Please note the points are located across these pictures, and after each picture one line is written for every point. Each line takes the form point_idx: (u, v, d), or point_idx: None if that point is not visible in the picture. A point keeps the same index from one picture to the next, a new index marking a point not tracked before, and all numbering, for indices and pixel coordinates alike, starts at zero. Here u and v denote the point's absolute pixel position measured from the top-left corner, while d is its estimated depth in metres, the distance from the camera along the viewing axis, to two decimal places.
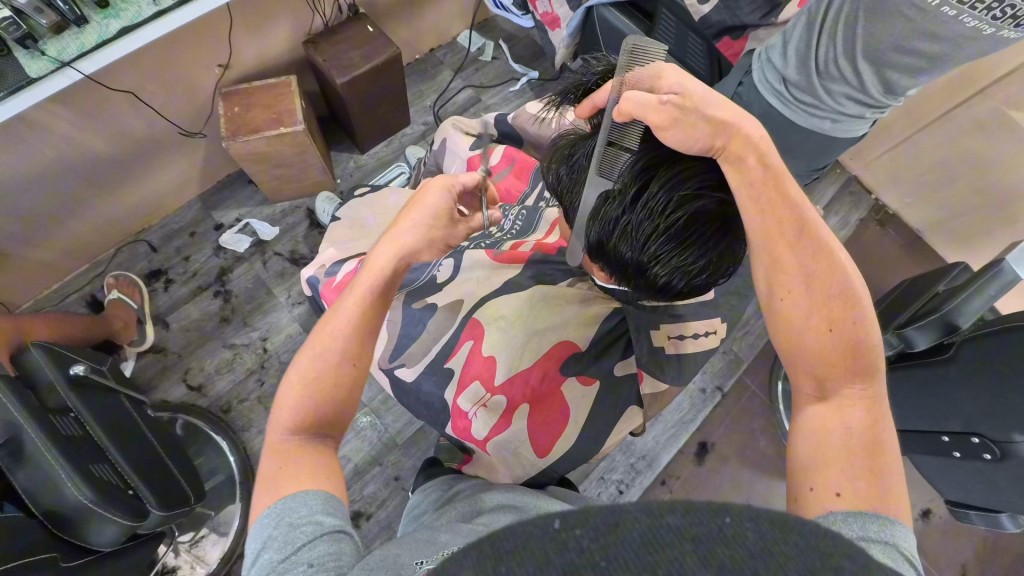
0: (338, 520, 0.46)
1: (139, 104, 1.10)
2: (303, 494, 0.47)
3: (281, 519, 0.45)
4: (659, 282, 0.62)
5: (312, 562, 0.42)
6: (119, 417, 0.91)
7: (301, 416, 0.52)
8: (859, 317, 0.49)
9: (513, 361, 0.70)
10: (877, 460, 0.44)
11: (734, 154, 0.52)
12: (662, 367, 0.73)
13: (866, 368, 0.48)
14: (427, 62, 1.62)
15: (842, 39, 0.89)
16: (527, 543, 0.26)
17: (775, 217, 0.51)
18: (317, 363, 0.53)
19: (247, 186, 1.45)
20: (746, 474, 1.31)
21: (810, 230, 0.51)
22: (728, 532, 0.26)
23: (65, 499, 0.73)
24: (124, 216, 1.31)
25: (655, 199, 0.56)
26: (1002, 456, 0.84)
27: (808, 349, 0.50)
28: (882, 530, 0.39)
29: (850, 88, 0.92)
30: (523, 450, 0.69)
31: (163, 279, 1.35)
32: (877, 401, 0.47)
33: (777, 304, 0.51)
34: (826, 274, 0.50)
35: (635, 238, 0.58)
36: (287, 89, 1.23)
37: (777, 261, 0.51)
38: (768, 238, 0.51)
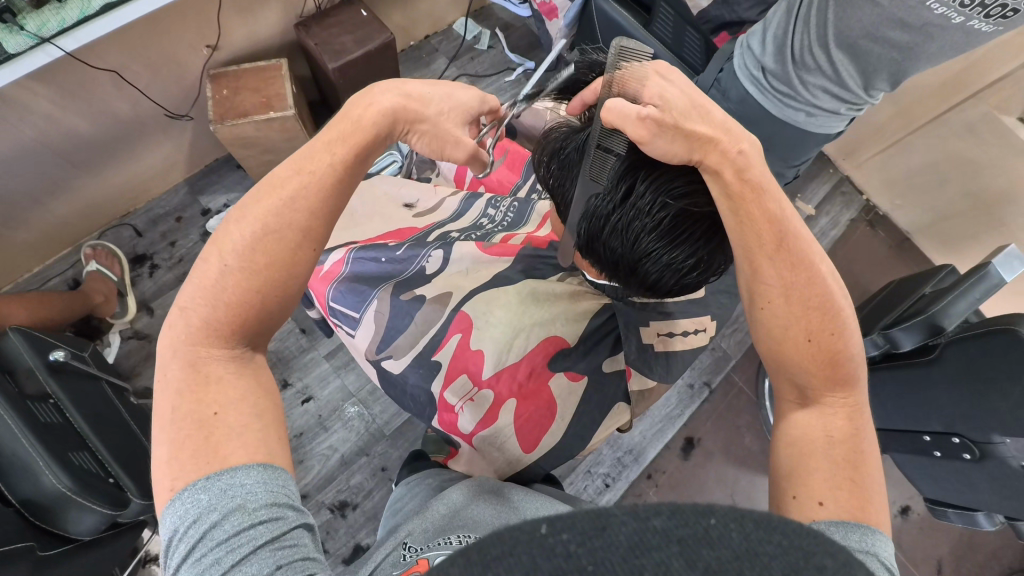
0: (298, 512, 0.42)
1: (124, 83, 1.07)
2: (260, 474, 0.42)
3: (237, 509, 0.39)
4: (650, 279, 0.62)
5: (279, 564, 0.38)
6: (100, 404, 0.89)
7: (240, 293, 0.47)
8: (838, 327, 0.49)
9: (500, 356, 0.70)
10: (858, 468, 0.44)
11: (710, 166, 0.50)
12: (651, 366, 0.72)
13: (846, 378, 0.49)
14: (422, 49, 1.59)
15: (814, 26, 0.89)
16: (515, 549, 0.26)
17: (753, 228, 0.50)
18: (272, 218, 0.48)
19: (236, 171, 1.42)
20: (731, 470, 1.33)
21: (790, 241, 0.49)
22: (714, 534, 0.26)
23: (43, 487, 0.71)
24: (109, 199, 1.28)
25: (641, 201, 0.55)
26: (981, 457, 0.88)
27: (787, 360, 0.49)
28: (864, 539, 0.40)
29: (825, 79, 0.92)
30: (509, 446, 0.69)
31: (148, 264, 1.32)
32: (857, 409, 0.48)
33: (757, 313, 0.50)
34: (806, 286, 0.49)
35: (625, 237, 0.58)
36: (277, 73, 1.20)
37: (754, 273, 0.50)
38: (747, 250, 0.50)
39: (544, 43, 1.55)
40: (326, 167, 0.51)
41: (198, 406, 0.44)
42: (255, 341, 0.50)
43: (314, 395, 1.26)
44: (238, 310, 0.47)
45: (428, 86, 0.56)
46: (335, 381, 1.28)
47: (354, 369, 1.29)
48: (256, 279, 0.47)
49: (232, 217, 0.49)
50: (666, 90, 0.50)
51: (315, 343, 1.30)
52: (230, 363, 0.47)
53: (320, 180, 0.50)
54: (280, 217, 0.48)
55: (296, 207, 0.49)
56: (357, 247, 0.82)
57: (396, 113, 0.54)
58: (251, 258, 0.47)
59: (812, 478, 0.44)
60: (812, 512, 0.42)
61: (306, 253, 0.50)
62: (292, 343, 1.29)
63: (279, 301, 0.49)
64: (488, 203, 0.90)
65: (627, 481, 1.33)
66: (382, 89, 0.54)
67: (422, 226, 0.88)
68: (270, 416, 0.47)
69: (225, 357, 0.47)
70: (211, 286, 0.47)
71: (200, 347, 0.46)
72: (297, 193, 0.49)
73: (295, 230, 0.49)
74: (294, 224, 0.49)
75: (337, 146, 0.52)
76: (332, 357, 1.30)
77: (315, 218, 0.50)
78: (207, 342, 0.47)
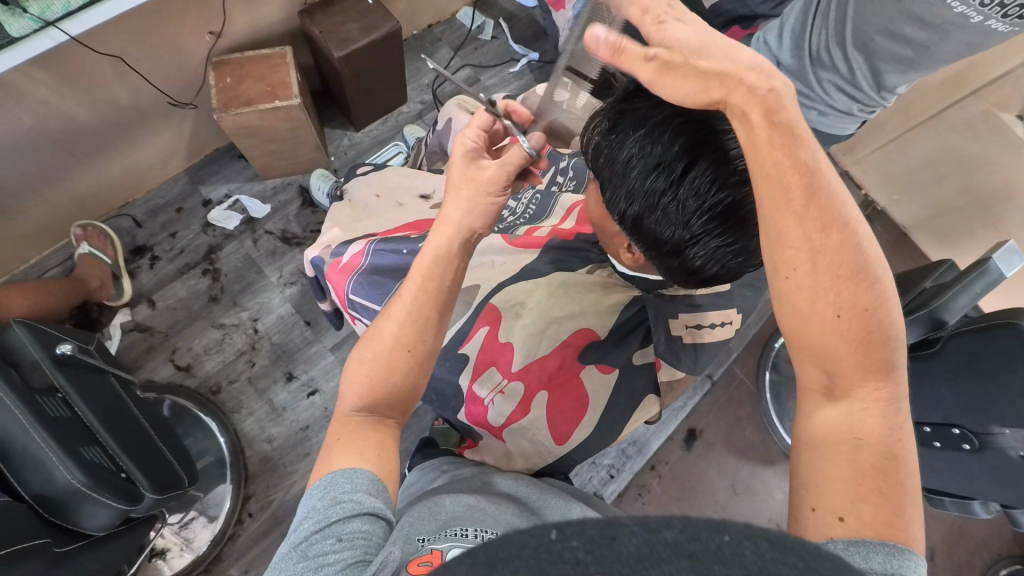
0: (377, 503, 0.46)
1: (125, 69, 1.04)
2: (350, 471, 0.47)
3: (325, 493, 0.46)
4: (691, 264, 0.58)
5: (341, 537, 0.43)
6: (110, 399, 0.87)
7: (366, 390, 0.53)
8: (873, 300, 0.44)
9: (531, 348, 0.71)
10: (887, 477, 0.42)
11: (736, 107, 0.45)
12: (679, 357, 0.73)
13: (880, 364, 0.45)
14: (424, 38, 1.57)
15: (833, 21, 0.91)
16: (522, 552, 0.27)
17: (780, 183, 0.44)
18: (378, 342, 0.53)
19: (237, 160, 1.40)
20: (731, 461, 1.35)
21: (821, 197, 0.44)
22: (726, 551, 0.26)
23: (57, 482, 0.70)
24: (106, 188, 1.25)
25: (700, 179, 0.52)
26: (980, 447, 0.90)
27: (811, 341, 0.46)
28: (888, 561, 0.38)
29: (839, 78, 0.94)
30: (540, 437, 0.69)
31: (148, 254, 1.30)
32: (889, 401, 0.45)
33: (780, 283, 0.46)
34: (836, 252, 0.44)
35: (677, 216, 0.55)
36: (281, 61, 1.18)
37: (779, 236, 0.45)
38: (772, 211, 0.45)
39: (550, 34, 1.54)
40: (415, 285, 0.55)
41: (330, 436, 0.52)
42: (387, 411, 0.54)
43: (319, 388, 1.25)
44: (371, 393, 0.53)
45: (471, 203, 0.57)
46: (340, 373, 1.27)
47: None
48: (372, 374, 0.53)
49: (358, 347, 0.55)
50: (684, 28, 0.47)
51: (319, 335, 1.29)
52: (356, 416, 0.53)
53: (417, 293, 0.55)
54: (389, 330, 0.54)
55: (400, 320, 0.54)
56: (377, 239, 0.80)
57: (458, 232, 0.57)
58: (364, 356, 0.54)
59: (833, 491, 0.42)
60: (831, 529, 0.41)
61: (405, 354, 0.53)
62: (296, 335, 1.28)
63: (392, 396, 0.53)
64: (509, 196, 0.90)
65: (629, 472, 1.35)
66: (448, 206, 0.57)
67: None
68: (378, 438, 0.52)
69: (356, 415, 0.53)
70: (345, 391, 0.54)
71: (342, 416, 0.53)
72: (404, 305, 0.54)
73: (395, 340, 0.53)
74: (395, 331, 0.53)
75: (418, 263, 0.56)
76: (337, 349, 1.29)
77: (409, 327, 0.54)
78: (344, 412, 0.53)
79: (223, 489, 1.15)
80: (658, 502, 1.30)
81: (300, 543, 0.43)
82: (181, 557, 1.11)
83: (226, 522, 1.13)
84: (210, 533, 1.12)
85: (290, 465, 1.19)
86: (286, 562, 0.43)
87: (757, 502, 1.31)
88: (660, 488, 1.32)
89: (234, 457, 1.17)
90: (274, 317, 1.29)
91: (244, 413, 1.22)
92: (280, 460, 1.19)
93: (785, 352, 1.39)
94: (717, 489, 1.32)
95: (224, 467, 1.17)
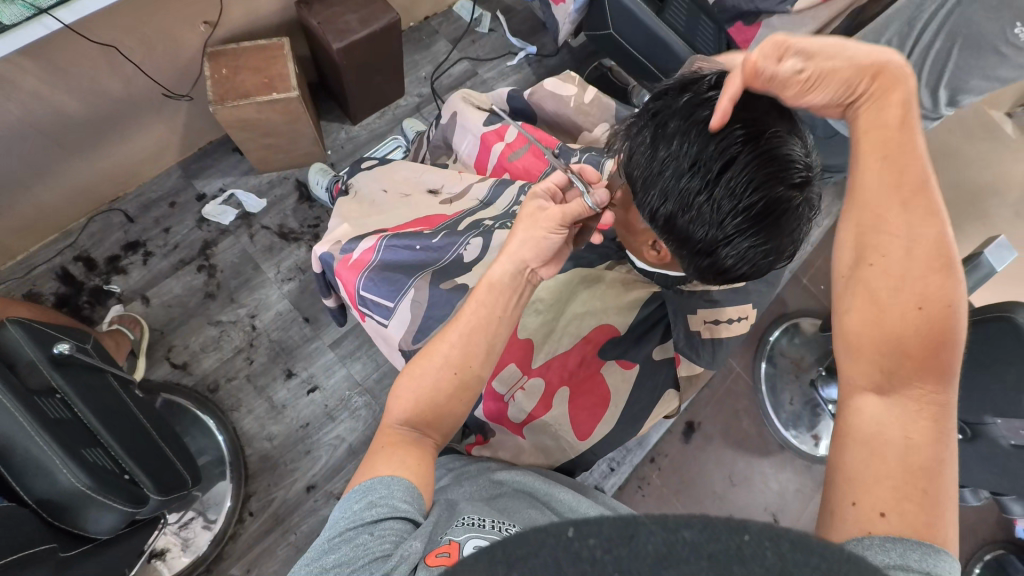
0: (412, 508, 0.46)
1: (118, 59, 1.01)
2: (388, 477, 0.47)
3: (363, 495, 0.46)
4: (724, 264, 0.59)
5: (375, 534, 0.43)
6: (108, 398, 0.85)
7: (413, 407, 0.53)
8: (957, 299, 0.46)
9: (550, 345, 0.72)
10: (934, 479, 0.41)
11: (879, 102, 0.53)
12: (698, 352, 0.72)
13: (942, 366, 0.45)
14: (421, 31, 1.55)
15: (927, 71, 0.95)
16: (540, 550, 0.27)
17: (894, 171, 0.50)
18: (430, 364, 0.54)
19: (232, 154, 1.37)
20: (729, 453, 1.36)
21: (924, 193, 0.49)
22: (747, 551, 0.25)
23: (59, 485, 0.69)
24: (97, 182, 1.22)
25: (736, 179, 0.53)
26: (973, 437, 0.90)
27: (885, 332, 0.47)
28: (925, 559, 0.37)
29: (920, 111, 0.99)
30: (562, 433, 0.70)
31: (141, 250, 1.27)
32: (943, 410, 0.44)
33: (866, 268, 0.49)
34: (933, 244, 0.48)
35: (711, 217, 0.55)
36: (279, 52, 1.15)
37: (881, 221, 0.49)
38: (883, 194, 0.50)
39: (549, 28, 1.53)
40: (473, 311, 0.56)
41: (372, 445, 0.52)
42: (427, 430, 0.53)
43: (319, 385, 1.24)
44: (418, 409, 0.53)
45: (528, 237, 0.58)
46: (341, 370, 1.25)
47: (359, 358, 1.27)
48: (421, 393, 0.53)
49: (409, 366, 0.56)
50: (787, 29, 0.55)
51: (319, 331, 1.28)
52: (403, 430, 0.52)
53: (472, 318, 0.55)
54: (445, 351, 0.54)
55: (452, 342, 0.54)
56: (389, 234, 0.79)
57: (513, 261, 0.58)
58: (414, 374, 0.54)
59: (874, 487, 0.41)
60: (870, 525, 0.40)
61: (452, 376, 0.53)
62: (295, 332, 1.27)
63: (439, 416, 0.53)
64: (520, 190, 0.83)
65: (630, 465, 1.36)
66: (511, 238, 0.59)
67: (452, 213, 0.85)
68: (419, 452, 0.51)
69: (404, 429, 0.52)
70: (395, 404, 0.54)
71: (384, 430, 0.53)
72: (458, 328, 0.55)
73: (444, 362, 0.54)
74: (446, 352, 0.54)
75: (477, 290, 0.57)
76: (336, 346, 1.27)
77: (458, 348, 0.54)
78: (388, 424, 0.53)
79: (223, 488, 1.14)
80: (658, 495, 1.32)
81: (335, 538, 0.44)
82: (180, 558, 1.09)
83: (227, 521, 1.12)
84: (210, 533, 1.11)
85: (291, 463, 1.18)
86: (318, 558, 0.43)
87: (754, 492, 1.33)
88: (659, 480, 1.33)
89: (234, 457, 1.15)
90: (272, 314, 1.27)
91: (244, 411, 1.20)
92: (281, 458, 1.18)
93: (780, 345, 1.42)
94: (715, 481, 1.34)
95: (224, 465, 1.15)
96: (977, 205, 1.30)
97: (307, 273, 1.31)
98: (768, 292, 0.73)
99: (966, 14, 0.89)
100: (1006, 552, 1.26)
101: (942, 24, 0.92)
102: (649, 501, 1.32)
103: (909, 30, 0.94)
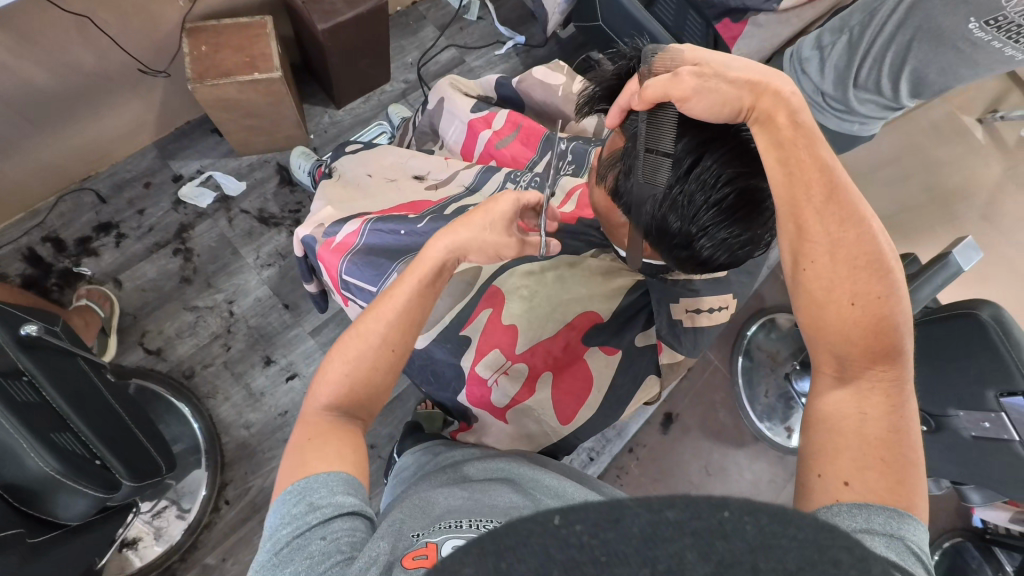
0: (358, 500, 0.45)
1: (91, 32, 0.98)
2: (325, 474, 0.46)
3: (302, 499, 0.44)
4: (701, 256, 0.60)
5: (326, 537, 0.42)
6: (80, 384, 0.83)
7: (343, 385, 0.53)
8: (886, 289, 0.47)
9: (535, 331, 0.72)
10: (893, 449, 0.42)
11: (763, 112, 0.51)
12: (680, 340, 0.74)
13: (887, 350, 0.46)
14: (409, 16, 1.53)
15: (888, 63, 0.96)
16: (529, 539, 0.27)
17: (802, 179, 0.49)
18: (364, 343, 0.53)
19: (211, 135, 1.33)
20: (706, 443, 1.39)
21: (839, 194, 0.49)
22: (728, 527, 0.26)
23: (28, 471, 0.67)
24: (68, 160, 1.18)
25: (706, 174, 0.54)
26: (937, 428, 0.91)
27: (828, 328, 0.48)
28: (889, 522, 0.38)
29: (878, 97, 1.02)
30: (546, 417, 0.71)
31: (114, 232, 1.23)
32: (897, 384, 0.45)
33: (799, 275, 0.49)
34: (855, 243, 0.48)
35: (685, 212, 0.56)
36: (262, 31, 1.12)
37: (802, 229, 0.49)
38: (796, 202, 0.49)
39: (538, 17, 1.52)
40: (408, 293, 0.55)
41: (298, 437, 0.50)
42: (357, 410, 0.53)
43: (298, 372, 1.22)
44: (347, 389, 0.53)
45: (470, 233, 0.58)
46: (321, 358, 1.24)
47: None
48: (350, 370, 0.53)
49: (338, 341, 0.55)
50: (684, 48, 0.56)
51: (299, 318, 1.26)
52: (327, 415, 0.51)
53: (407, 300, 0.55)
54: (379, 331, 0.54)
55: (390, 323, 0.54)
56: (373, 218, 0.79)
57: (450, 245, 0.57)
58: (347, 353, 0.53)
59: (840, 457, 0.42)
60: (838, 493, 0.41)
61: (390, 356, 0.54)
62: (275, 318, 1.25)
63: (369, 393, 0.53)
64: (507, 177, 0.84)
65: (609, 455, 1.38)
66: (461, 224, 0.58)
67: (437, 199, 0.84)
68: (349, 440, 0.50)
69: (328, 414, 0.51)
70: (324, 372, 0.54)
71: (310, 413, 0.52)
72: (390, 309, 0.54)
73: (383, 340, 0.54)
74: (381, 333, 0.54)
75: (412, 273, 0.56)
76: (317, 334, 1.25)
77: (393, 329, 0.54)
78: (313, 409, 0.52)
79: (198, 475, 1.11)
80: (635, 484, 1.34)
81: (280, 551, 0.42)
82: (153, 548, 1.07)
83: (202, 510, 1.10)
84: (184, 522, 1.09)
85: (269, 452, 1.16)
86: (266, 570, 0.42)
87: (729, 482, 1.36)
88: (637, 470, 1.35)
89: (208, 445, 1.13)
90: (251, 300, 1.25)
91: (221, 398, 1.18)
92: (258, 446, 1.16)
93: (757, 339, 1.45)
94: (691, 471, 1.36)
95: (199, 452, 1.13)
96: (948, 207, 1.34)
97: (287, 259, 1.29)
98: (750, 282, 0.76)
99: (926, 8, 0.89)
100: (963, 539, 1.28)
101: (904, 17, 0.92)
102: (627, 490, 1.34)
103: (872, 18, 0.95)
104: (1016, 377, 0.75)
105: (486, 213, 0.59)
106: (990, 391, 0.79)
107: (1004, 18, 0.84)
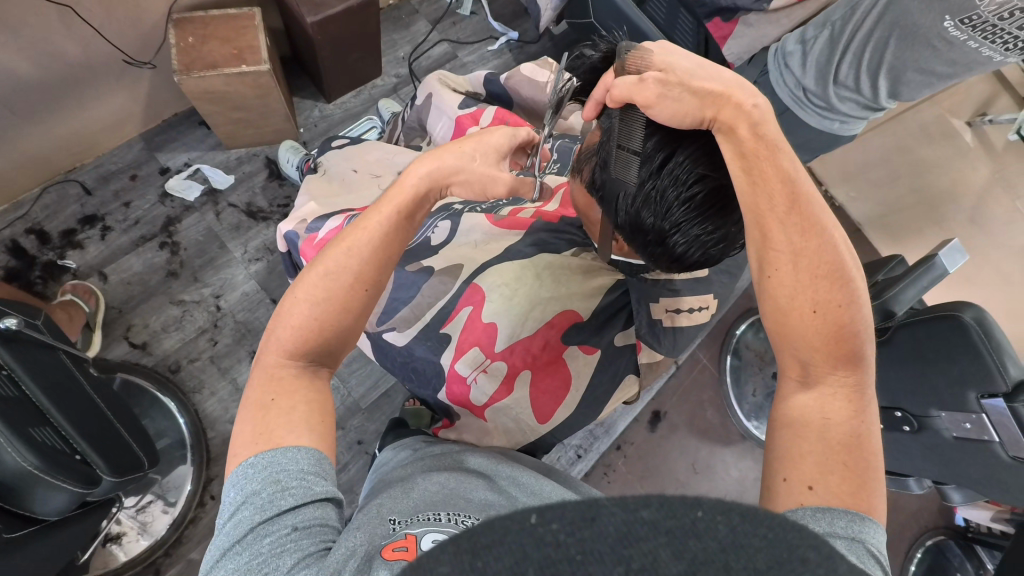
0: (330, 486, 0.44)
1: (73, 20, 0.96)
2: (294, 450, 0.44)
3: (268, 476, 0.42)
4: (675, 253, 0.60)
5: (297, 526, 0.40)
6: (60, 377, 0.81)
7: (305, 332, 0.49)
8: (847, 297, 0.48)
9: (515, 329, 0.72)
10: (854, 452, 0.43)
11: (724, 123, 0.51)
12: (659, 340, 0.74)
13: (849, 356, 0.47)
14: (401, 10, 1.51)
15: (869, 60, 0.96)
16: (504, 538, 0.26)
17: (765, 189, 0.49)
18: (331, 281, 0.50)
19: (199, 127, 1.32)
20: (693, 441, 1.40)
21: (801, 204, 0.49)
22: (701, 526, 0.26)
23: (6, 466, 0.67)
24: (51, 151, 1.16)
25: (677, 171, 0.54)
26: (919, 428, 0.92)
27: (794, 333, 0.48)
28: (850, 525, 0.38)
29: (857, 95, 1.02)
30: (524, 416, 0.71)
31: (99, 225, 1.22)
32: (858, 390, 0.46)
33: (764, 282, 0.49)
34: (817, 253, 0.48)
35: (657, 209, 0.56)
36: (250, 22, 1.11)
37: (765, 238, 0.49)
38: (759, 212, 0.49)
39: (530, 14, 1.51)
40: (380, 222, 0.53)
41: (260, 394, 0.47)
42: (319, 360, 0.51)
43: None
44: (306, 337, 0.49)
45: (457, 160, 0.59)
46: None
47: None
48: (312, 314, 0.50)
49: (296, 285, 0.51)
50: (654, 49, 0.56)
51: None
52: (291, 365, 0.49)
53: (382, 232, 0.53)
54: (346, 263, 0.51)
55: (362, 259, 0.52)
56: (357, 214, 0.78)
57: (433, 172, 0.57)
58: (314, 293, 0.50)
59: (805, 461, 0.42)
60: (802, 497, 0.41)
61: (361, 297, 0.51)
62: (262, 313, 1.24)
63: (336, 338, 0.51)
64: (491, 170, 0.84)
65: (597, 452, 1.39)
66: (446, 153, 0.59)
67: None
68: (315, 396, 0.49)
69: (291, 365, 0.49)
70: (283, 313, 0.50)
71: (273, 363, 0.49)
72: (364, 244, 0.52)
73: (354, 279, 0.51)
74: (354, 270, 0.51)
75: (383, 205, 0.54)
76: None
77: (366, 265, 0.52)
78: (276, 360, 0.49)
79: (184, 470, 1.11)
80: (623, 481, 1.35)
81: (244, 536, 0.40)
82: (137, 543, 1.06)
83: (188, 505, 1.09)
84: (169, 517, 1.08)
85: None
86: (229, 556, 0.40)
87: (716, 480, 1.37)
88: (624, 467, 1.36)
89: (194, 439, 1.12)
90: (238, 294, 1.24)
91: (207, 393, 1.18)
92: None
93: (746, 338, 1.46)
94: (678, 469, 1.37)
95: (185, 447, 1.12)
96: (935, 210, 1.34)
97: (275, 254, 1.28)
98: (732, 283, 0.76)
99: (903, 6, 0.90)
100: (946, 538, 1.28)
101: (881, 16, 0.93)
102: (615, 486, 1.34)
103: (853, 13, 0.95)
104: (996, 377, 0.76)
105: (477, 140, 0.61)
106: (972, 393, 0.79)
107: (977, 17, 0.84)
